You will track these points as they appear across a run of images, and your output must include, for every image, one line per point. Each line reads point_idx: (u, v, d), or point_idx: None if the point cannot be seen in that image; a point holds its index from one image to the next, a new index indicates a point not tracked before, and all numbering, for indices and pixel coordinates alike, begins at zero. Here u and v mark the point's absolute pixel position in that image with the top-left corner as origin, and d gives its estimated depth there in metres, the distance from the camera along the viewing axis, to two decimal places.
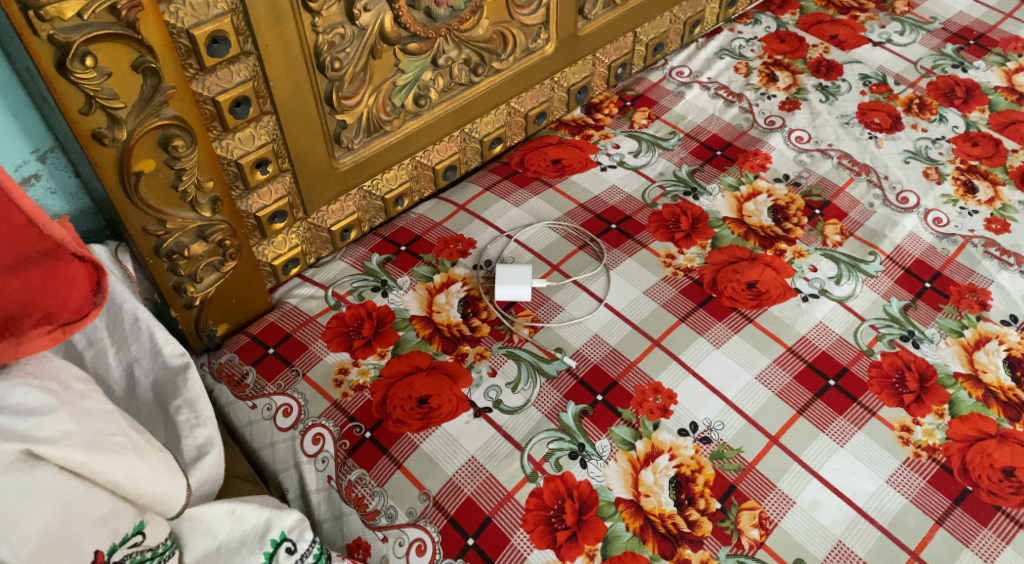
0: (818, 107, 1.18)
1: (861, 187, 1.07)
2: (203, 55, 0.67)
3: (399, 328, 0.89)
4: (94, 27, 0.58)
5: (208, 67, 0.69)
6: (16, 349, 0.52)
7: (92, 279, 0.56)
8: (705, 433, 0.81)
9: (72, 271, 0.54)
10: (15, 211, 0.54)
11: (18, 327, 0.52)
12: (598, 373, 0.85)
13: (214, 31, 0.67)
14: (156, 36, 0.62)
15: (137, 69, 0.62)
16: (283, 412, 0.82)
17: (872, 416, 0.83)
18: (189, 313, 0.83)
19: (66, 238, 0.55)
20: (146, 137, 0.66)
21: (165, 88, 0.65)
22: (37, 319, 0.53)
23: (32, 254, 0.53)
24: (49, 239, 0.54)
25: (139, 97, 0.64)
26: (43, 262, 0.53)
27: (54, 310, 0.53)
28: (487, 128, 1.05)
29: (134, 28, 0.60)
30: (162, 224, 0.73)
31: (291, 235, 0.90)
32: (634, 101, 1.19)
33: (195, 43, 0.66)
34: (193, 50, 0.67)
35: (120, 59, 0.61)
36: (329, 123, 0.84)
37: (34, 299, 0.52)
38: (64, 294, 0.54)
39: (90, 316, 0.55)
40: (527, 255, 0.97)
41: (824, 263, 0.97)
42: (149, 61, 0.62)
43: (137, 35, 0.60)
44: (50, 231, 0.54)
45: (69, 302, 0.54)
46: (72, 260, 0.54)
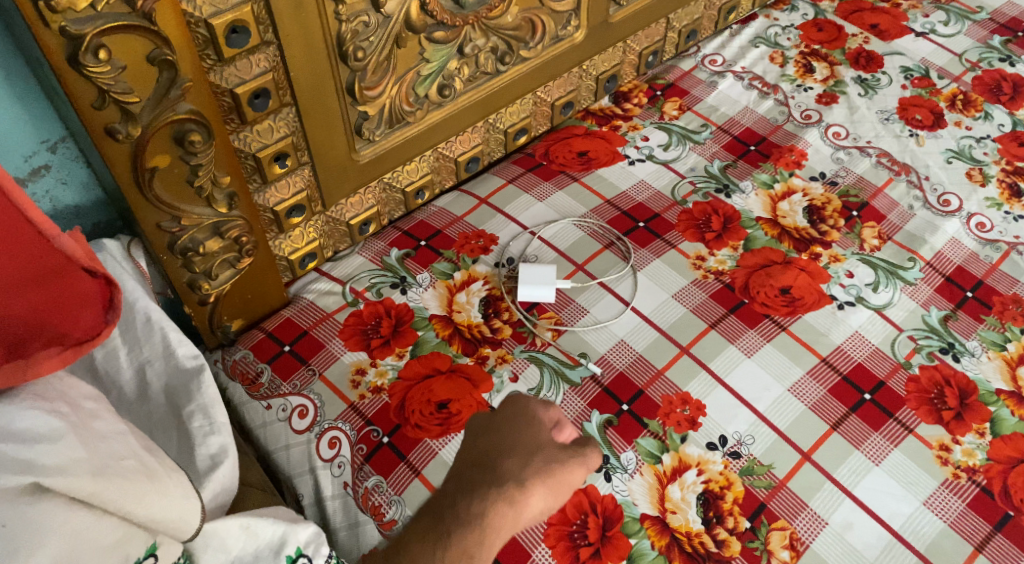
0: (856, 101, 1.13)
1: (900, 188, 1.02)
2: (222, 45, 0.64)
3: (418, 328, 0.87)
4: (108, 17, 0.55)
5: (226, 58, 0.65)
6: (24, 371, 0.48)
7: (104, 296, 0.55)
8: (735, 448, 0.78)
9: (85, 288, 0.53)
10: (22, 220, 0.51)
11: (26, 349, 0.49)
12: (623, 381, 0.82)
13: (233, 20, 0.63)
14: (173, 26, 0.59)
15: (152, 61, 0.59)
16: (298, 414, 0.80)
17: (909, 434, 0.79)
18: (203, 309, 0.80)
19: (77, 252, 0.53)
20: (161, 132, 0.63)
21: (182, 81, 0.61)
22: (48, 339, 0.50)
23: (41, 270, 0.51)
24: (60, 253, 0.52)
25: (155, 91, 0.61)
26: (53, 280, 0.51)
27: (65, 331, 0.52)
28: (512, 118, 1.01)
29: (150, 19, 0.57)
30: (177, 220, 0.70)
31: (309, 229, 0.87)
32: (664, 90, 1.14)
33: (214, 33, 0.62)
34: (210, 40, 0.63)
35: (134, 52, 0.57)
36: (350, 115, 0.81)
37: (43, 319, 0.50)
38: (75, 314, 0.52)
39: (104, 335, 0.54)
40: (551, 253, 0.94)
41: (861, 268, 0.93)
42: (165, 53, 0.59)
43: (153, 26, 0.57)
44: (61, 244, 0.52)
45: (81, 321, 0.53)
46: (82, 275, 0.53)
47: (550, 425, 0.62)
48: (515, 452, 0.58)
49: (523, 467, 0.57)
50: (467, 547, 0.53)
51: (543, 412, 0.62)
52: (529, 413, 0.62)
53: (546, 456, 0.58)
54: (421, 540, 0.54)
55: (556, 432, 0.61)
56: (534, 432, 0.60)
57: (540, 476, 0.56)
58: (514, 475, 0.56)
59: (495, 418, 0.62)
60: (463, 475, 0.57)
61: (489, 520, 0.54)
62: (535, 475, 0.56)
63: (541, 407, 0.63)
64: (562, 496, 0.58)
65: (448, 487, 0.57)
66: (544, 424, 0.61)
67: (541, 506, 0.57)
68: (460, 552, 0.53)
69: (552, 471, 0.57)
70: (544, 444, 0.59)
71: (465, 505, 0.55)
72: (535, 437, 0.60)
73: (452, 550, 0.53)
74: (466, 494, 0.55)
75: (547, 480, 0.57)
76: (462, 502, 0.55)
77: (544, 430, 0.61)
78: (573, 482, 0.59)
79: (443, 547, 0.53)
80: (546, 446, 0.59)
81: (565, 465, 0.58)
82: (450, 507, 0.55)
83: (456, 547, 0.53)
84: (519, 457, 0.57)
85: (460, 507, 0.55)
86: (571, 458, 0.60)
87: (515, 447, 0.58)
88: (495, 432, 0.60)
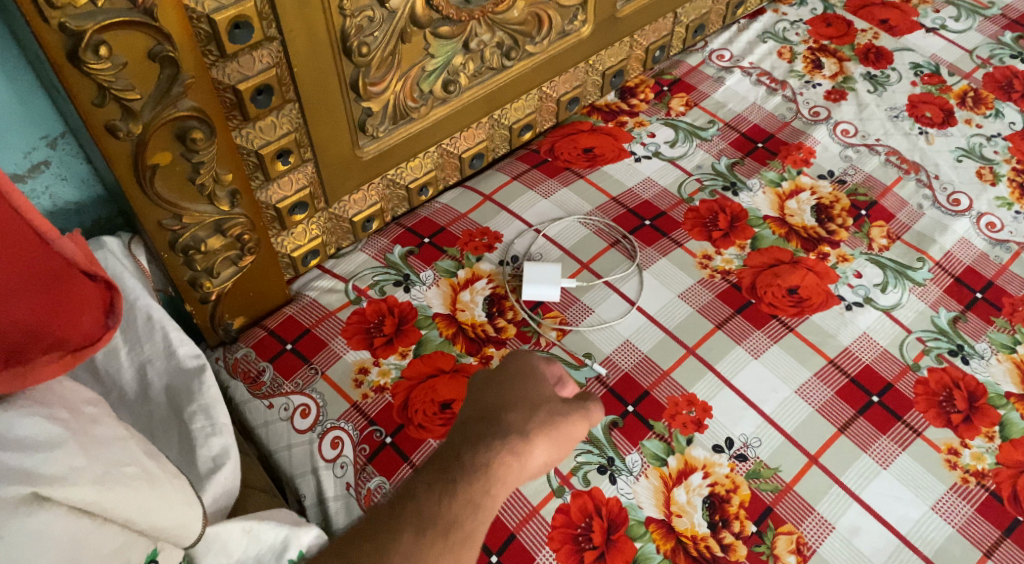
0: (865, 98, 1.12)
1: (909, 187, 1.01)
2: (225, 41, 0.63)
3: (422, 327, 0.86)
4: (108, 13, 0.54)
5: (229, 54, 0.64)
6: (24, 378, 0.48)
7: (103, 300, 0.54)
8: (741, 450, 0.77)
9: (84, 293, 0.52)
10: (20, 221, 0.49)
11: (26, 355, 0.48)
12: (629, 382, 0.81)
13: (236, 15, 0.62)
14: (174, 22, 0.58)
15: (154, 58, 0.58)
16: (300, 413, 0.79)
17: (917, 437, 0.78)
18: (204, 307, 0.79)
19: (77, 255, 0.52)
20: (162, 129, 0.62)
21: (184, 77, 0.60)
22: (47, 345, 0.49)
23: (42, 273, 0.50)
24: (59, 256, 0.51)
25: (156, 88, 0.60)
26: (53, 285, 0.50)
27: (65, 336, 0.51)
28: (517, 114, 0.99)
29: (151, 15, 0.56)
30: (178, 218, 0.69)
31: (311, 226, 0.86)
32: (671, 86, 1.13)
33: (216, 28, 0.61)
34: (213, 35, 0.62)
35: (134, 48, 0.56)
36: (354, 111, 0.80)
37: (42, 324, 0.49)
38: (75, 319, 0.51)
39: (103, 339, 0.53)
40: (556, 251, 0.93)
41: (869, 268, 0.92)
42: (167, 49, 0.58)
43: (154, 22, 0.56)
44: (61, 247, 0.51)
45: (81, 325, 0.52)
46: (80, 280, 0.52)
47: (554, 380, 0.70)
48: (518, 407, 0.63)
49: (528, 421, 0.62)
50: (472, 498, 0.57)
51: (546, 368, 0.70)
52: (532, 367, 0.69)
53: (550, 410, 0.63)
54: (429, 491, 0.57)
55: (560, 388, 0.69)
56: (537, 388, 0.66)
57: (543, 431, 0.61)
58: (519, 429, 0.61)
59: (499, 375, 0.68)
60: (468, 430, 0.62)
61: (494, 471, 0.58)
62: (539, 428, 0.62)
63: (544, 363, 0.71)
64: (563, 448, 0.63)
65: (454, 443, 0.61)
66: (546, 378, 0.69)
67: (545, 459, 0.62)
68: (465, 503, 0.57)
69: (555, 425, 0.62)
70: (548, 398, 0.66)
71: (469, 457, 0.59)
72: (538, 393, 0.65)
73: (459, 500, 0.57)
74: (471, 447, 0.59)
75: (549, 435, 0.62)
76: (468, 454, 0.59)
77: (546, 383, 0.68)
78: (576, 435, 0.64)
79: (450, 496, 0.57)
80: (547, 402, 0.64)
81: (568, 418, 0.64)
82: (457, 460, 0.59)
83: (461, 498, 0.57)
84: (523, 411, 0.62)
85: (466, 459, 0.58)
86: (574, 410, 0.65)
87: (519, 402, 0.64)
88: (498, 389, 0.66)
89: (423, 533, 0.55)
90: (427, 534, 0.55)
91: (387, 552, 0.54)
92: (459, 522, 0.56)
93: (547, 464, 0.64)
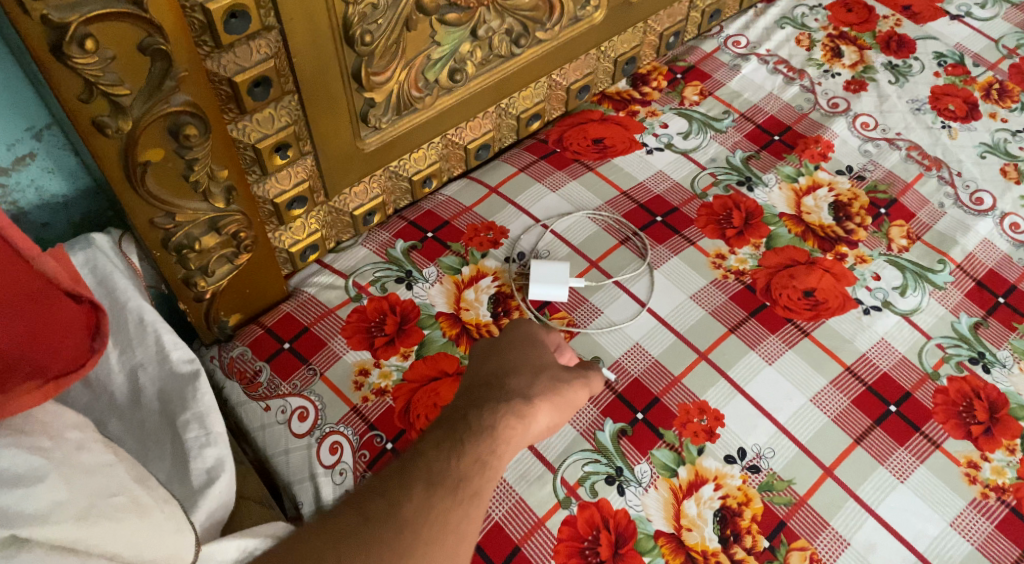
0: (886, 89, 1.07)
1: (930, 184, 0.98)
2: (220, 32, 0.59)
3: (424, 327, 0.83)
4: (94, 4, 0.50)
5: (224, 44, 0.60)
6: (5, 409, 0.45)
7: (88, 323, 0.52)
8: (754, 461, 0.74)
9: (67, 315, 0.50)
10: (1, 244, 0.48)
11: (6, 385, 0.46)
12: (638, 388, 0.79)
13: (232, 4, 0.58)
14: (166, 13, 0.54)
15: (144, 51, 0.54)
16: (298, 416, 0.77)
17: (936, 449, 0.76)
18: (199, 306, 0.76)
19: (59, 274, 0.50)
20: (154, 126, 0.58)
21: (177, 71, 0.57)
22: (27, 373, 0.47)
23: (22, 294, 0.48)
24: (38, 274, 0.49)
25: (147, 83, 0.56)
26: (33, 306, 0.48)
27: (46, 363, 0.48)
28: (525, 103, 0.95)
29: (141, 6, 0.52)
30: (171, 217, 0.66)
31: (310, 220, 0.83)
32: (685, 73, 1.09)
33: (211, 18, 0.58)
34: (208, 25, 0.58)
35: (123, 41, 0.53)
36: (356, 101, 0.76)
37: (19, 352, 0.47)
38: (56, 344, 0.49)
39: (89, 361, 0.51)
40: (564, 248, 0.90)
41: (888, 270, 0.89)
42: (158, 42, 0.54)
43: (145, 14, 0.52)
44: (41, 265, 0.50)
45: (65, 348, 0.50)
46: (62, 299, 0.50)
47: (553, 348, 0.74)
48: (521, 371, 0.65)
49: (531, 386, 0.64)
50: (480, 456, 0.56)
51: (545, 336, 0.71)
52: (531, 335, 0.70)
53: (552, 376, 0.66)
54: (437, 449, 0.56)
55: (560, 354, 0.74)
56: (538, 354, 0.68)
57: (546, 395, 0.63)
58: (522, 393, 0.62)
59: (499, 342, 0.69)
60: (473, 395, 0.62)
61: (501, 432, 0.59)
62: (542, 394, 0.63)
63: (544, 332, 0.72)
64: (564, 413, 0.65)
65: (458, 407, 0.61)
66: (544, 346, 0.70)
67: (546, 424, 0.64)
68: (473, 462, 0.56)
69: (559, 390, 0.65)
70: (549, 365, 0.67)
71: (475, 418, 0.59)
72: (539, 358, 0.68)
73: (466, 458, 0.56)
74: (476, 410, 0.60)
75: (552, 399, 0.63)
76: (474, 415, 0.59)
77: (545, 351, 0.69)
78: (575, 402, 0.66)
79: (458, 456, 0.56)
80: (550, 368, 0.67)
81: (569, 385, 0.66)
82: (463, 422, 0.59)
83: (470, 456, 0.56)
84: (527, 377, 0.65)
85: (472, 421, 0.58)
86: (575, 377, 0.68)
87: (522, 367, 0.66)
88: (500, 354, 0.67)
89: (434, 489, 0.54)
90: (438, 491, 0.54)
91: (399, 507, 0.52)
92: (469, 480, 0.55)
93: (548, 431, 0.65)
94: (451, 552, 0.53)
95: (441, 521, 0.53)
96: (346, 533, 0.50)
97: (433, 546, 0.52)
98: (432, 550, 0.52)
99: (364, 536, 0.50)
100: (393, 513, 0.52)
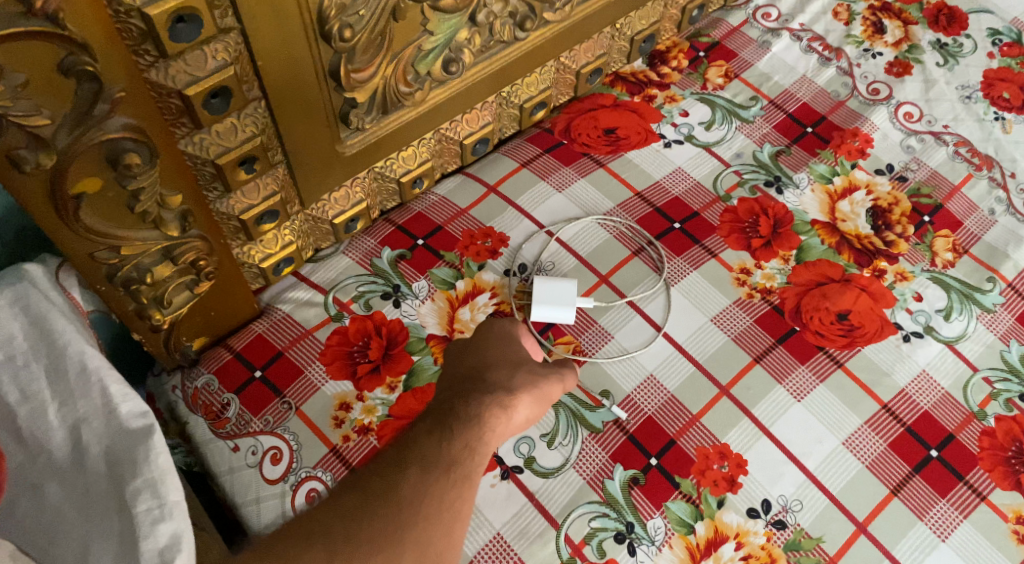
0: (933, 73, 0.96)
1: (980, 187, 0.88)
2: (164, 40, 0.49)
3: (414, 352, 0.74)
4: None
5: (171, 53, 0.50)
6: None
7: None
8: (780, 516, 0.67)
9: None
10: None
11: None
12: (652, 429, 0.70)
13: (179, 8, 0.48)
14: (96, 29, 0.44)
15: (66, 73, 0.44)
16: (270, 459, 0.69)
17: (981, 502, 0.69)
18: (157, 335, 0.67)
19: None
20: (88, 152, 0.48)
21: (110, 92, 0.47)
22: None
23: None
24: None
25: (74, 108, 0.46)
26: None
27: None
28: (530, 91, 0.84)
29: (57, 22, 0.42)
30: (115, 251, 0.56)
31: (284, 231, 0.73)
32: (708, 51, 0.97)
33: (152, 25, 0.47)
34: (148, 33, 0.48)
35: (39, 62, 0.43)
36: (334, 102, 0.65)
37: None
38: None
39: None
40: (570, 260, 0.81)
41: (931, 290, 0.80)
42: (84, 61, 0.45)
43: (62, 31, 0.43)
44: None
45: None
46: None
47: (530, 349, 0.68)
48: (500, 366, 0.60)
49: (512, 379, 0.58)
50: (469, 444, 0.51)
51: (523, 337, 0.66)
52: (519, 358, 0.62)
53: (530, 369, 0.60)
54: (427, 435, 0.51)
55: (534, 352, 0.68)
56: (515, 349, 0.63)
57: (528, 388, 0.58)
58: (504, 386, 0.57)
59: (475, 340, 0.63)
60: (456, 388, 0.57)
61: (487, 422, 0.53)
62: (522, 383, 0.58)
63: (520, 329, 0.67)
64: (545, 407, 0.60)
65: (442, 397, 0.56)
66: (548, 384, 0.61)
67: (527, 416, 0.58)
68: (465, 446, 0.51)
69: (538, 384, 0.59)
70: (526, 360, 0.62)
71: (463, 407, 0.54)
72: (515, 354, 0.62)
73: (456, 443, 0.51)
74: (462, 400, 0.55)
75: (534, 391, 0.58)
76: (462, 404, 0.54)
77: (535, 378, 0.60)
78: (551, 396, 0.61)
79: (448, 441, 0.51)
80: (527, 363, 0.61)
81: (546, 379, 0.60)
82: (449, 411, 0.53)
83: (459, 444, 0.51)
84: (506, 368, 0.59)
85: (459, 411, 0.53)
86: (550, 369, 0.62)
87: (500, 362, 0.60)
88: (479, 353, 0.61)
89: (429, 469, 0.49)
90: (434, 471, 0.49)
91: (395, 486, 0.47)
92: (462, 462, 0.50)
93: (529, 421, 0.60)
94: (447, 534, 0.48)
95: (439, 502, 0.48)
96: (343, 513, 0.46)
97: (432, 525, 0.47)
98: (431, 531, 0.47)
99: (363, 514, 0.46)
100: (390, 492, 0.47)
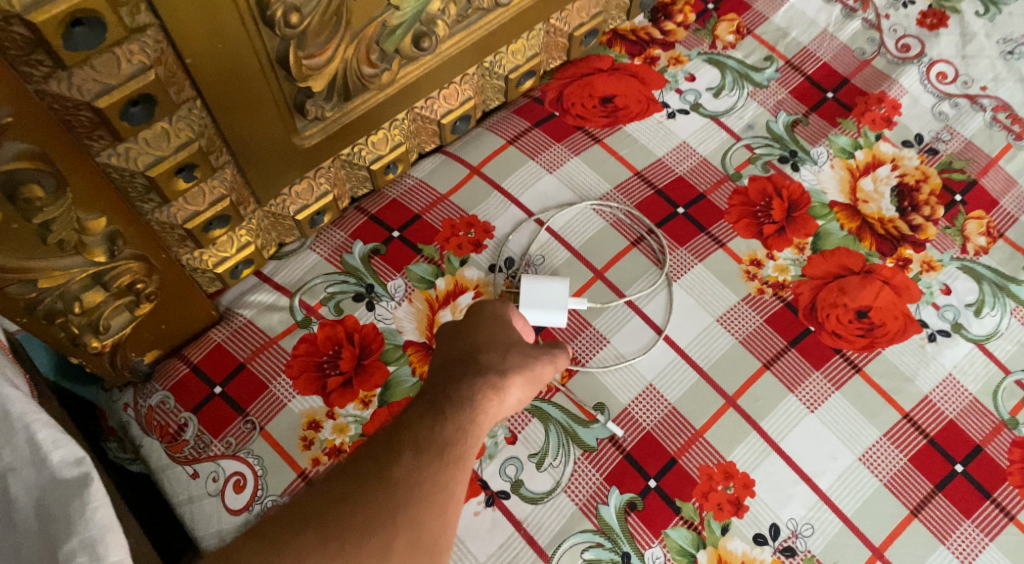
0: (972, 25, 0.85)
1: (1020, 159, 0.78)
2: (59, 48, 0.40)
3: (389, 361, 0.68)
4: None
5: (69, 64, 0.42)
6: None
7: None
8: (789, 542, 0.62)
9: None
10: None
11: None
12: (650, 447, 0.64)
13: (73, 11, 0.39)
14: None
15: None
16: (232, 486, 0.63)
17: (1008, 522, 0.63)
18: (100, 358, 0.60)
19: None
20: None
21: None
22: None
23: None
24: None
25: None
26: None
27: None
28: (516, 59, 0.74)
29: None
30: (30, 285, 0.47)
31: (240, 232, 0.65)
32: (718, 3, 0.86)
33: (38, 33, 0.39)
34: (37, 40, 0.39)
35: None
36: (286, 94, 0.56)
37: None
38: None
39: None
40: (562, 252, 0.73)
41: (961, 281, 0.72)
42: None
43: None
44: None
45: None
46: None
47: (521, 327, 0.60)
48: (492, 347, 0.52)
49: (506, 360, 0.51)
50: (464, 425, 0.44)
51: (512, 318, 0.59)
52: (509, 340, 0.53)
53: (521, 350, 0.52)
54: (419, 418, 0.44)
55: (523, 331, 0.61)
56: (507, 331, 0.55)
57: (520, 367, 0.50)
58: (496, 367, 0.49)
59: (460, 326, 0.55)
60: (445, 369, 0.49)
61: (480, 406, 0.46)
62: (514, 362, 0.50)
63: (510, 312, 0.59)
64: (535, 390, 0.52)
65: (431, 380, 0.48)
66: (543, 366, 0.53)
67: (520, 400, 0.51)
68: (459, 429, 0.44)
69: (529, 364, 0.51)
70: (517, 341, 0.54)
71: (454, 390, 0.47)
72: (507, 336, 0.54)
73: (449, 427, 0.44)
74: (453, 381, 0.47)
75: (526, 371, 0.50)
76: (454, 386, 0.46)
77: None
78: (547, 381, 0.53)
79: (443, 424, 0.44)
80: (519, 344, 0.54)
81: (539, 360, 0.53)
82: (442, 393, 0.46)
83: (452, 426, 0.44)
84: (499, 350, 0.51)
85: (450, 392, 0.46)
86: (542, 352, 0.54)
87: (491, 344, 0.52)
88: (468, 333, 0.54)
89: (423, 454, 0.42)
90: (427, 456, 0.42)
91: (386, 470, 0.41)
92: (456, 445, 0.43)
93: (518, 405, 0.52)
94: (441, 517, 0.42)
95: (433, 486, 0.41)
96: (334, 496, 0.40)
97: (426, 509, 0.41)
98: (424, 515, 0.41)
99: (355, 500, 0.40)
100: (384, 476, 0.41)
